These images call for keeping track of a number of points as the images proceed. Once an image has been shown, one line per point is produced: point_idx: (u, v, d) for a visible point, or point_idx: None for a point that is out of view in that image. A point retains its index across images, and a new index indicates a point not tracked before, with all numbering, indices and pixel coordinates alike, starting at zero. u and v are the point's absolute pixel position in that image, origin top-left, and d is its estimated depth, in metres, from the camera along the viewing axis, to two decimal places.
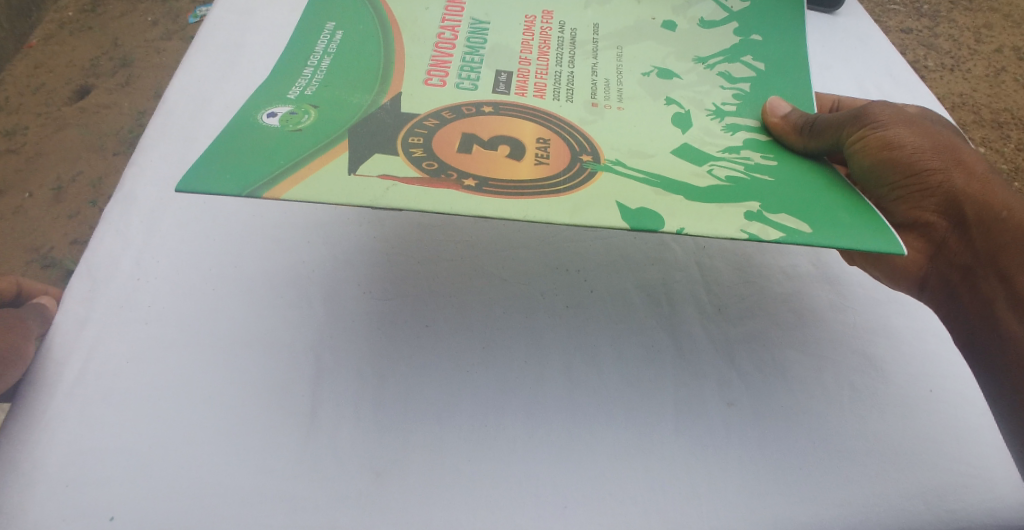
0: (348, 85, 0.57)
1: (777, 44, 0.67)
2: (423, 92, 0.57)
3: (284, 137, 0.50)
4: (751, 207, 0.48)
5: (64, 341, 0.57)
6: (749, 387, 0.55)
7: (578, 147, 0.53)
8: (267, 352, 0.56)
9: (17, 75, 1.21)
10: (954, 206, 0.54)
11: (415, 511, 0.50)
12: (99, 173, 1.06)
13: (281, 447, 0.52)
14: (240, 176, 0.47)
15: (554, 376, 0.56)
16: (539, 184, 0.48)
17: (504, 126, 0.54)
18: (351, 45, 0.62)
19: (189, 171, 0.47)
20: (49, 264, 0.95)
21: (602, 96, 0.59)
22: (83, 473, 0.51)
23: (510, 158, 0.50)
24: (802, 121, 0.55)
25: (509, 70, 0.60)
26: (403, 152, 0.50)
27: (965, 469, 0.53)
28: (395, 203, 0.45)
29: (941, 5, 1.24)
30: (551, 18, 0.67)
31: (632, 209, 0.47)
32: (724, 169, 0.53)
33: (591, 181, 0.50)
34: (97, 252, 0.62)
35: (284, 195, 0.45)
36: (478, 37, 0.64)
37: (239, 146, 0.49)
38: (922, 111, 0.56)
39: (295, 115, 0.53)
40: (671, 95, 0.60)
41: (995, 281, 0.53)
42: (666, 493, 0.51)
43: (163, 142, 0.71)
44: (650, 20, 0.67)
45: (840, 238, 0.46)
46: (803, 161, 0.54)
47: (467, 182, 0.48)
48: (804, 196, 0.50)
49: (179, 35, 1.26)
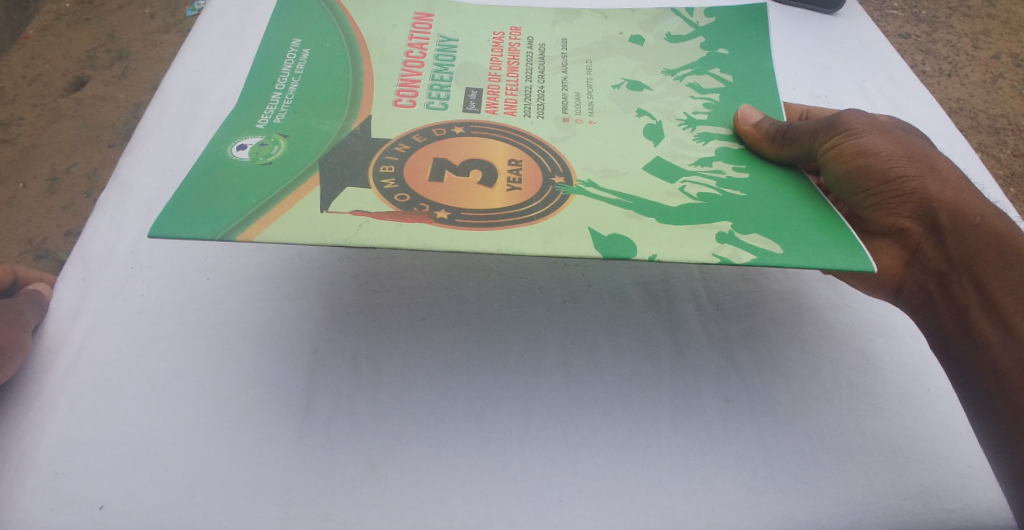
0: (316, 110, 0.57)
1: (744, 58, 0.66)
2: (393, 115, 0.57)
3: (255, 173, 0.50)
4: (721, 228, 0.49)
5: (58, 329, 0.57)
6: (747, 384, 0.55)
7: (550, 168, 0.53)
8: (262, 343, 0.56)
9: (14, 66, 1.20)
10: (928, 212, 0.54)
11: (409, 505, 0.49)
12: (94, 165, 1.05)
13: (275, 439, 0.51)
14: (213, 217, 0.47)
15: (551, 370, 0.55)
16: (513, 212, 0.49)
17: (473, 149, 0.54)
18: (318, 66, 0.61)
19: (161, 215, 0.47)
20: (42, 255, 0.94)
21: (573, 110, 0.59)
22: (74, 462, 0.50)
23: (483, 186, 0.51)
24: (774, 129, 0.56)
25: (479, 88, 0.60)
26: (375, 183, 0.50)
27: (963, 469, 0.53)
28: (371, 241, 0.45)
29: (939, 11, 1.24)
30: (519, 34, 0.67)
31: (605, 236, 0.47)
32: (696, 186, 0.53)
33: (567, 204, 0.50)
34: (91, 241, 0.62)
35: (257, 237, 0.45)
36: (446, 54, 0.64)
37: (210, 186, 0.49)
38: (895, 121, 0.56)
39: (265, 146, 0.53)
40: (642, 106, 0.60)
41: (969, 286, 0.53)
42: (664, 489, 0.50)
43: (160, 130, 0.70)
44: (617, 35, 0.67)
45: (810, 257, 0.47)
46: (774, 173, 0.55)
47: (440, 214, 0.48)
48: (773, 213, 0.51)
49: (177, 28, 1.26)
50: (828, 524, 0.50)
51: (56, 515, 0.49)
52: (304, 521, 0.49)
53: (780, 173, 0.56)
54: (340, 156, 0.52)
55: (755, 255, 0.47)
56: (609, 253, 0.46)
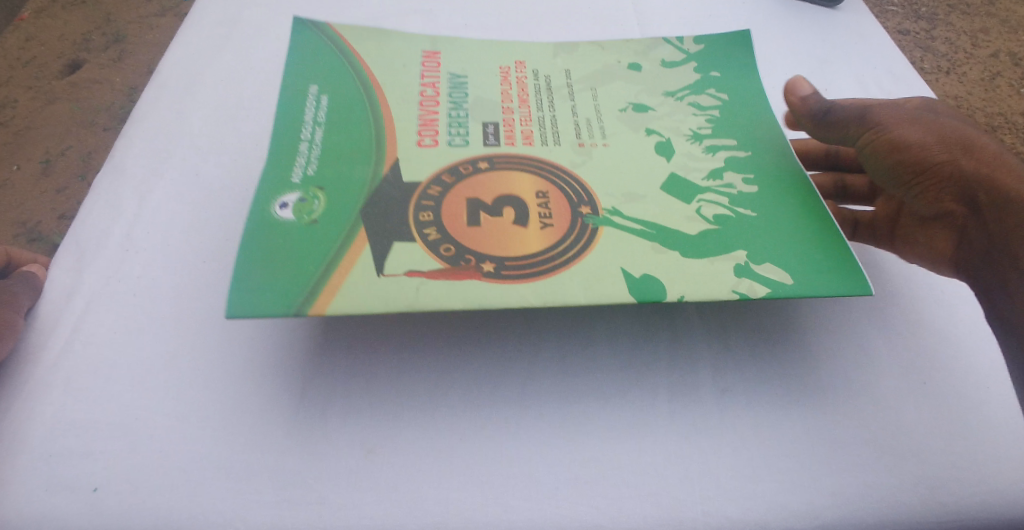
0: (344, 154, 0.57)
1: (737, 73, 0.67)
2: (418, 157, 0.57)
3: (305, 236, 0.51)
4: (738, 258, 0.51)
5: (53, 310, 0.56)
6: (744, 371, 0.54)
7: (576, 198, 0.55)
8: (256, 326, 0.55)
9: (8, 46, 1.20)
10: (968, 191, 0.56)
11: (405, 489, 0.49)
12: (89, 148, 1.05)
13: (268, 423, 0.51)
14: (280, 293, 0.48)
15: (546, 356, 0.54)
16: (552, 256, 0.51)
17: (503, 183, 0.55)
18: (339, 105, 0.61)
19: (230, 295, 0.48)
20: (35, 238, 0.94)
21: (586, 134, 0.60)
22: (68, 443, 0.50)
23: (516, 226, 0.52)
24: (820, 107, 0.63)
25: (495, 121, 0.60)
26: (418, 234, 0.51)
27: (967, 459, 0.51)
28: (433, 303, 0.48)
29: (939, 8, 1.24)
30: (524, 67, 0.66)
31: (637, 277, 0.50)
32: (710, 205, 0.55)
33: (595, 241, 0.52)
34: (87, 223, 0.61)
35: (327, 310, 0.47)
36: (459, 91, 0.63)
37: (264, 256, 0.50)
38: (926, 107, 0.60)
39: (305, 202, 0.53)
40: (649, 126, 0.61)
41: (1008, 261, 0.55)
42: (659, 477, 0.50)
43: (155, 112, 0.69)
44: (615, 64, 0.67)
45: (816, 285, 0.50)
46: (778, 185, 0.57)
47: (486, 265, 0.50)
48: (789, 238, 0.53)
49: (173, 11, 1.25)
50: (823, 513, 0.49)
51: (48, 496, 0.48)
52: (297, 504, 0.48)
53: (784, 183, 0.57)
54: (376, 208, 0.53)
55: (773, 288, 0.50)
56: (643, 298, 0.49)
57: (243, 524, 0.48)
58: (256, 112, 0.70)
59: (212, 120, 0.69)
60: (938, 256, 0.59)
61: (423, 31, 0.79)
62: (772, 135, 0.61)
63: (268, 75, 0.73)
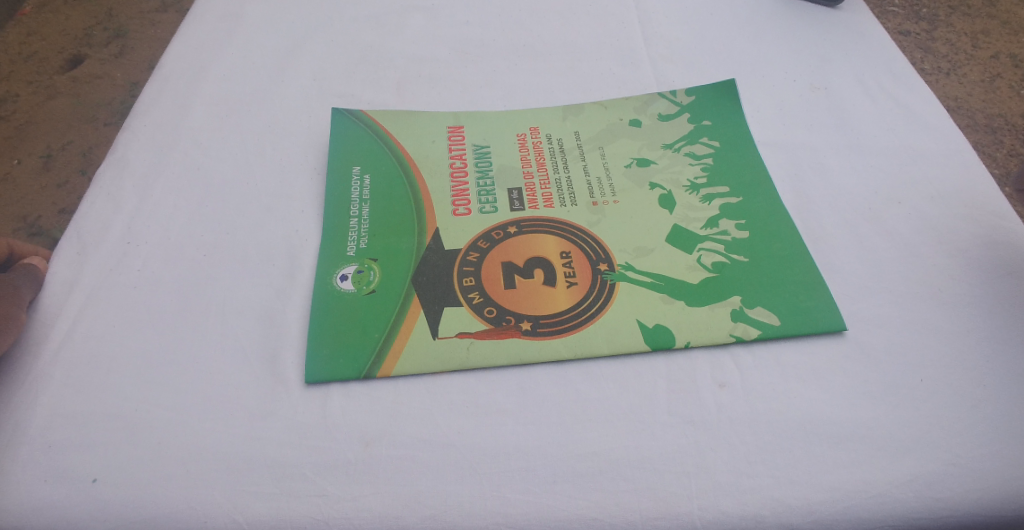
0: (389, 227, 0.60)
1: (726, 117, 0.69)
2: (452, 225, 0.61)
3: (367, 304, 0.56)
4: (733, 303, 0.56)
5: (53, 302, 0.57)
6: (742, 369, 0.54)
7: (594, 255, 0.59)
8: (258, 320, 0.56)
9: (10, 42, 1.20)
10: None
11: (403, 482, 0.49)
12: (89, 143, 1.05)
13: (268, 415, 0.51)
14: (351, 354, 0.54)
15: (543, 352, 0.54)
16: (577, 314, 0.56)
17: (531, 246, 0.59)
18: (378, 186, 0.63)
19: (304, 362, 0.54)
20: (36, 232, 0.95)
21: (599, 192, 0.63)
22: (69, 434, 0.50)
23: (546, 285, 0.57)
24: None
25: (518, 186, 0.63)
26: (464, 298, 0.56)
27: (972, 453, 0.50)
28: (482, 362, 0.54)
29: (940, 9, 1.23)
30: (539, 132, 0.68)
31: (651, 327, 0.55)
32: (710, 254, 0.59)
33: (614, 294, 0.57)
34: (88, 215, 0.61)
35: (394, 371, 0.53)
36: (484, 161, 0.65)
37: (331, 329, 0.55)
38: None
39: (363, 273, 0.58)
40: (654, 179, 0.64)
41: None
42: (657, 472, 0.50)
43: (158, 106, 0.69)
44: (618, 122, 0.68)
45: (802, 325, 0.55)
46: (772, 233, 0.61)
47: (524, 324, 0.55)
48: (792, 278, 0.58)
49: (175, 8, 1.25)
50: (822, 508, 0.49)
51: (48, 487, 0.49)
52: (296, 496, 0.49)
53: (777, 227, 0.61)
54: (428, 273, 0.57)
55: (762, 330, 0.55)
56: (656, 346, 0.54)
57: (243, 516, 0.48)
58: (257, 107, 0.70)
59: (214, 116, 0.69)
60: (937, 254, 0.59)
61: (424, 29, 0.79)
62: (760, 181, 0.64)
63: (269, 70, 0.74)
